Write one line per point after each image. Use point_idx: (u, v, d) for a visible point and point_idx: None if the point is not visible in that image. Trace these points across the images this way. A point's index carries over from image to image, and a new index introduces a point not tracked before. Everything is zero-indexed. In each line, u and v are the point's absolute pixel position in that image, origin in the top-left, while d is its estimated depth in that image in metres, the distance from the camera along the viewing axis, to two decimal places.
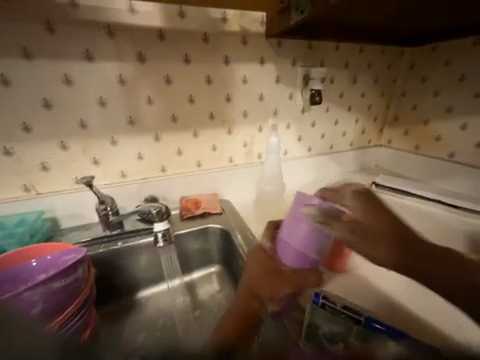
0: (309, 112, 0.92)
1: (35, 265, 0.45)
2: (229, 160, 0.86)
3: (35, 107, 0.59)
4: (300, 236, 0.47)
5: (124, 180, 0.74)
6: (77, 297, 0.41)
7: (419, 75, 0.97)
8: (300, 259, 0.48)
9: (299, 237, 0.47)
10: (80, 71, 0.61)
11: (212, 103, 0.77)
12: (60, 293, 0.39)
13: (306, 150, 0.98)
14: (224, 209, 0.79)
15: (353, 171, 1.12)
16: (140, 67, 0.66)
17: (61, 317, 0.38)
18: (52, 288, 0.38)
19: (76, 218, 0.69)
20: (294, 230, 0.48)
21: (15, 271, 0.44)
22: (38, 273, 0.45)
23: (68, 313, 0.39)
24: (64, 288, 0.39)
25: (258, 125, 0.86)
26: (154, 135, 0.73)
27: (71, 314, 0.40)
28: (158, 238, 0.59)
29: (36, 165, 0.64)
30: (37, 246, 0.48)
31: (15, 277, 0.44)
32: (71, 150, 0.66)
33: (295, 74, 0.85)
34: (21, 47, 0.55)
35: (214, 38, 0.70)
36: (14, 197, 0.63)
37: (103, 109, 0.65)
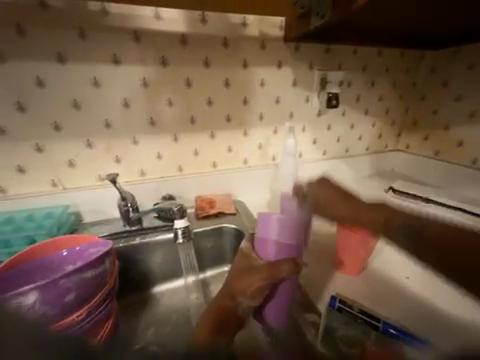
0: (325, 115, 0.92)
1: (65, 255, 0.49)
2: (243, 162, 0.87)
3: (65, 108, 0.63)
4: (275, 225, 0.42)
5: (142, 178, 0.76)
6: (104, 287, 0.43)
7: (441, 78, 0.95)
8: (282, 251, 0.43)
9: (273, 226, 0.42)
10: (107, 74, 0.64)
11: (229, 106, 0.78)
12: (90, 282, 0.41)
13: (320, 153, 0.98)
14: (237, 210, 0.80)
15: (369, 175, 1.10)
16: (163, 71, 0.68)
17: (89, 306, 0.40)
18: (83, 277, 0.40)
19: (97, 213, 0.73)
20: (266, 223, 0.43)
21: (47, 260, 0.47)
22: (65, 264, 0.49)
23: (95, 302, 0.41)
24: (93, 277, 0.41)
25: (274, 127, 0.86)
26: (173, 135, 0.76)
27: (98, 303, 0.41)
28: (178, 234, 0.61)
29: (64, 162, 0.68)
30: (71, 236, 0.51)
31: (48, 265, 0.47)
32: (96, 148, 0.69)
33: (312, 78, 0.85)
34: (56, 52, 0.59)
35: (233, 43, 0.72)
36: (43, 191, 0.67)
37: (127, 110, 0.69)
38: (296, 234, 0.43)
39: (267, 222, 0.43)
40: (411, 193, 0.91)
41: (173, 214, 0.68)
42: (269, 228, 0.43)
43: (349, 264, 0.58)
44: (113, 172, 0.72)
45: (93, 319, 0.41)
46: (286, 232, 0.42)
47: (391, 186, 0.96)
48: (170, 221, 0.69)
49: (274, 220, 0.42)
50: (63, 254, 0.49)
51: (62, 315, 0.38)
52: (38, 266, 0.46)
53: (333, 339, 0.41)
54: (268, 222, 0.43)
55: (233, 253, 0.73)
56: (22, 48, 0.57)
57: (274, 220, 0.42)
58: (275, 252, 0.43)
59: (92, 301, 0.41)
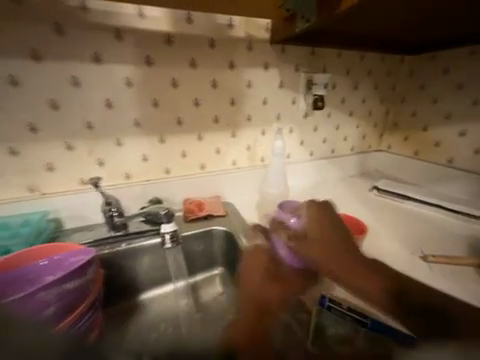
0: (311, 117, 0.94)
1: (43, 266, 0.45)
2: (232, 163, 0.87)
3: (43, 108, 0.60)
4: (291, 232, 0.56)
5: (128, 181, 0.74)
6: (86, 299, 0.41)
7: (419, 81, 1.00)
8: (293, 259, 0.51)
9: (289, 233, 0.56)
10: (88, 73, 0.61)
11: (217, 107, 0.78)
12: (72, 293, 0.39)
13: (308, 154, 0.99)
14: (227, 212, 0.79)
15: (355, 175, 1.13)
16: (148, 71, 0.67)
17: (71, 319, 0.38)
18: (65, 289, 0.37)
19: (79, 219, 0.69)
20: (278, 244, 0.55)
21: (22, 271, 0.43)
22: (43, 275, 0.45)
23: (77, 314, 0.39)
24: (74, 289, 0.39)
25: (262, 129, 0.87)
26: (160, 137, 0.74)
27: (81, 314, 0.39)
28: (166, 239, 0.61)
29: (42, 166, 0.64)
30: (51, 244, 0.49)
31: (20, 278, 0.43)
32: (77, 150, 0.66)
33: (298, 80, 0.86)
34: (32, 49, 0.56)
35: (220, 44, 0.72)
36: (18, 198, 0.63)
37: (110, 111, 0.66)
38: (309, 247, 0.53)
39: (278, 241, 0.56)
40: (394, 192, 0.94)
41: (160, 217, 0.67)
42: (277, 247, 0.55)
43: None
44: (96, 176, 0.69)
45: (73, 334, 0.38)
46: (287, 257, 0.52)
47: (376, 185, 1.00)
48: (158, 225, 0.68)
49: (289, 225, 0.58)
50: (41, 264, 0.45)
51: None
52: (7, 279, 0.42)
53: (323, 335, 0.43)
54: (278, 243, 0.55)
55: (223, 256, 0.72)
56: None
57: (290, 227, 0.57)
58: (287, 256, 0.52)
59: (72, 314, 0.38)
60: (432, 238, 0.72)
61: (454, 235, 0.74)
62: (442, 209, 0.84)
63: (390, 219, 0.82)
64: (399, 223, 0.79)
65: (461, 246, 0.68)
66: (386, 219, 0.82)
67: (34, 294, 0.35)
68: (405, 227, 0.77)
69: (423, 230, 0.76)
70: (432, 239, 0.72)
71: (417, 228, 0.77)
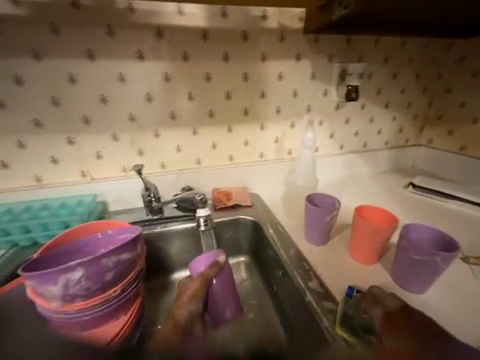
0: (343, 109, 0.91)
1: (99, 239, 0.52)
2: (260, 155, 0.88)
3: (94, 102, 0.67)
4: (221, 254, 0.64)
5: (163, 170, 0.80)
6: (135, 269, 0.47)
7: (470, 69, 0.90)
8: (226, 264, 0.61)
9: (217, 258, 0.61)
10: (132, 70, 0.67)
11: (247, 100, 0.79)
12: (126, 263, 0.44)
13: (337, 148, 0.96)
14: (253, 202, 0.82)
15: (388, 170, 1.07)
16: (185, 66, 0.70)
17: (123, 285, 0.44)
18: (121, 258, 0.43)
19: (121, 202, 0.77)
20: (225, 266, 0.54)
21: (83, 241, 0.51)
22: (98, 247, 0.52)
23: (128, 281, 0.45)
24: (128, 259, 0.45)
25: (291, 121, 0.86)
26: (193, 129, 0.78)
27: (130, 282, 0.46)
28: (200, 222, 0.64)
29: (92, 154, 0.72)
30: (103, 221, 0.54)
31: (82, 247, 0.51)
32: (121, 141, 0.73)
33: (331, 70, 0.84)
34: (86, 49, 0.63)
35: (252, 36, 0.73)
36: (74, 181, 0.72)
37: (150, 105, 0.72)
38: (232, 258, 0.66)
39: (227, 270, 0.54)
40: (434, 190, 0.88)
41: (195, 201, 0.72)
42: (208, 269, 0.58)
43: (364, 255, 0.57)
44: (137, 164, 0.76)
45: (125, 297, 0.45)
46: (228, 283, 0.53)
47: (412, 182, 0.94)
48: (192, 210, 0.73)
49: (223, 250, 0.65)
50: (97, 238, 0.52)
51: (102, 290, 0.42)
52: (74, 246, 0.50)
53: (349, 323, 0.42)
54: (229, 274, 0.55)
55: (249, 244, 0.75)
56: (55, 46, 0.61)
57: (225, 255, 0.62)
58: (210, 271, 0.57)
59: (125, 280, 0.45)
60: (475, 240, 0.67)
61: None
62: None
63: (427, 218, 0.77)
64: (437, 223, 0.74)
65: None
66: (423, 217, 0.77)
67: (99, 260, 0.40)
68: (444, 227, 0.72)
69: (465, 230, 0.70)
70: (474, 240, 0.67)
71: (458, 229, 0.71)
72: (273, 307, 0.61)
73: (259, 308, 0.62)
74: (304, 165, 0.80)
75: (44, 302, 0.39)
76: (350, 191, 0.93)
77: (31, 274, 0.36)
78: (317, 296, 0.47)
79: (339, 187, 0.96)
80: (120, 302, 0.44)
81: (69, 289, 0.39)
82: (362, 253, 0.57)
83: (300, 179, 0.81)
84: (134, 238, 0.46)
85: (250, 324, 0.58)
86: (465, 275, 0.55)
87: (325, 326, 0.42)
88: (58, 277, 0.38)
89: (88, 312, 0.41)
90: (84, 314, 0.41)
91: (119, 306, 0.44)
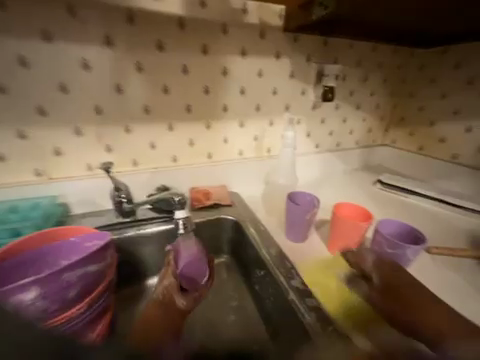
0: (319, 109, 0.93)
1: (60, 248, 0.46)
2: (239, 153, 0.86)
3: (52, 91, 0.59)
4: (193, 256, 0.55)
5: (135, 168, 0.74)
6: (105, 280, 0.42)
7: (428, 77, 0.99)
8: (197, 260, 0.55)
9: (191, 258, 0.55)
10: (98, 56, 0.60)
11: (226, 96, 0.77)
12: (93, 275, 0.39)
13: (313, 146, 0.99)
14: (233, 200, 0.80)
15: (360, 169, 1.14)
16: (159, 56, 0.65)
17: (90, 300, 0.39)
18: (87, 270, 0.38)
19: (87, 204, 0.69)
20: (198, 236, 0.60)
21: (41, 252, 0.44)
22: (60, 257, 0.46)
23: (96, 295, 0.40)
24: (95, 271, 0.40)
25: (270, 119, 0.86)
26: (168, 124, 0.73)
27: (99, 295, 0.41)
28: (179, 225, 0.56)
29: (50, 150, 0.63)
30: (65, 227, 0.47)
31: (39, 258, 0.44)
32: (86, 136, 0.65)
33: (308, 70, 0.85)
34: (41, 28, 0.54)
35: (232, 30, 0.70)
36: (27, 182, 0.63)
37: (119, 96, 0.65)
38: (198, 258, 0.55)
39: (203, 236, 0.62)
40: (398, 186, 0.96)
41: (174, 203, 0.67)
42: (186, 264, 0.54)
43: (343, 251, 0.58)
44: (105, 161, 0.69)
45: (92, 313, 0.40)
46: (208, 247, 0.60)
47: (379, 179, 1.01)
48: (171, 212, 0.68)
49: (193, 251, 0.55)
50: (58, 247, 0.46)
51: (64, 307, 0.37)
52: (28, 259, 0.43)
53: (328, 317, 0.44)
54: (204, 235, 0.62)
55: (229, 243, 0.73)
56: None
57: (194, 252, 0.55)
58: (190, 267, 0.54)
59: (93, 294, 0.40)
60: (434, 231, 0.74)
61: (454, 229, 0.76)
62: (443, 204, 0.87)
63: (393, 213, 0.83)
64: (402, 217, 0.81)
65: (460, 240, 0.71)
66: (390, 212, 0.83)
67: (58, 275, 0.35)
68: (408, 220, 0.79)
69: (425, 223, 0.78)
70: (433, 232, 0.74)
71: (419, 222, 0.78)
72: (255, 307, 0.60)
73: (240, 310, 0.61)
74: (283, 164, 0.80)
75: None
76: (325, 189, 0.97)
77: None
78: (299, 293, 0.47)
79: (315, 185, 0.99)
80: (86, 319, 0.39)
81: (23, 308, 0.34)
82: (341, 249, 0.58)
83: (282, 177, 0.81)
84: (102, 247, 0.41)
85: (232, 326, 0.57)
86: (428, 264, 0.60)
87: (308, 325, 0.42)
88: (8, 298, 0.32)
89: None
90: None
91: (86, 323, 0.39)
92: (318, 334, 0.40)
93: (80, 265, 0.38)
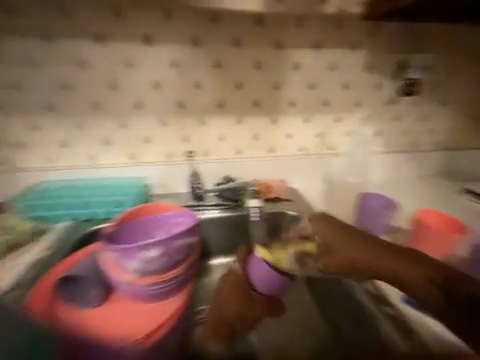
0: (397, 104, 0.83)
1: (157, 220, 0.55)
2: (300, 149, 0.83)
3: (147, 86, 0.69)
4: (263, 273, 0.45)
5: (204, 158, 0.79)
6: (194, 254, 0.49)
7: None
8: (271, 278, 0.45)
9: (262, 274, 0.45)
10: (185, 55, 0.68)
11: (294, 90, 0.76)
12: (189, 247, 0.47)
13: (384, 146, 0.87)
14: (292, 197, 0.78)
15: (438, 176, 0.91)
16: (236, 53, 0.70)
17: (186, 265, 0.46)
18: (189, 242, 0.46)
19: (164, 187, 0.77)
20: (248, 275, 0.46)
21: (144, 221, 0.54)
22: (156, 228, 0.54)
23: (190, 263, 0.47)
24: (192, 243, 0.47)
25: (338, 114, 0.81)
26: (237, 118, 0.76)
27: (191, 263, 0.48)
28: (253, 211, 0.67)
29: (141, 138, 0.74)
30: (160, 204, 0.56)
31: (142, 226, 0.54)
32: (168, 127, 0.74)
33: (389, 60, 0.77)
34: (146, 33, 0.65)
35: (307, 24, 0.71)
36: (122, 164, 0.74)
37: (198, 92, 0.72)
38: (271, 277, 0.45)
39: (255, 268, 0.46)
40: None
41: (241, 193, 0.73)
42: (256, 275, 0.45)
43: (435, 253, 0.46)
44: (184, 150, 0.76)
45: (186, 276, 0.47)
46: (275, 285, 0.45)
47: (473, 190, 0.82)
48: (237, 202, 0.73)
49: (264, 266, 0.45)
50: (156, 219, 0.55)
51: (170, 268, 0.45)
52: (136, 225, 0.53)
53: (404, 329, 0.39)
54: (257, 266, 0.46)
55: None
56: (119, 31, 0.64)
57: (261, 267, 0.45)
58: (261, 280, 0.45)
59: (187, 263, 0.47)
60: None
61: None
62: None
63: None
64: None
65: None
66: None
67: (173, 241, 0.44)
68: None
69: None
70: None
71: None
72: None
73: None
74: None
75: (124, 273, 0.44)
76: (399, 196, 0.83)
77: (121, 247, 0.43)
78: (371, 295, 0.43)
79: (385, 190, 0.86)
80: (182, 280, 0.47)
81: (148, 263, 0.43)
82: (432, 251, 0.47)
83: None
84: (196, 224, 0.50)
85: None
86: None
87: (384, 332, 0.38)
88: (139, 251, 0.44)
89: (154, 287, 0.44)
90: (151, 287, 0.44)
91: (180, 284, 0.47)
92: (399, 347, 0.35)
93: (184, 234, 0.48)
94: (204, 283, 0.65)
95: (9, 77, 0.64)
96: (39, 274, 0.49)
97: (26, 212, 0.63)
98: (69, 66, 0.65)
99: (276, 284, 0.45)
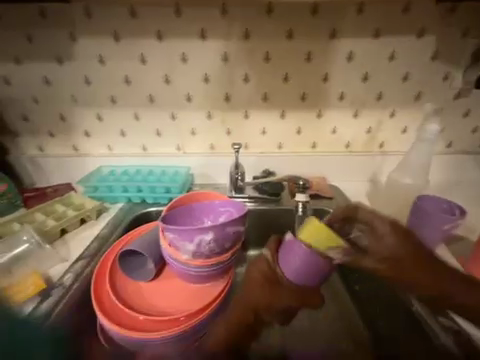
0: (465, 97, 0.72)
1: (205, 207, 0.57)
2: (346, 146, 0.79)
3: (198, 81, 0.72)
4: (298, 263, 0.35)
5: (245, 151, 0.80)
6: (240, 242, 0.49)
7: None
8: (310, 272, 0.35)
9: (297, 264, 0.35)
10: (235, 49, 0.69)
11: (345, 83, 0.72)
12: (237, 235, 0.48)
13: (443, 145, 0.77)
14: (333, 194, 0.75)
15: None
16: (287, 44, 0.69)
17: (232, 252, 0.48)
18: (237, 230, 0.47)
19: (205, 177, 0.81)
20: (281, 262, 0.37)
21: (192, 208, 0.57)
22: (203, 215, 0.57)
23: (236, 250, 0.48)
24: (240, 232, 0.48)
25: (392, 109, 0.74)
26: (281, 112, 0.75)
27: (236, 251, 0.49)
28: (298, 207, 0.61)
29: (188, 130, 0.78)
30: (207, 192, 0.58)
31: (190, 212, 0.57)
32: (214, 119, 0.76)
33: (462, 48, 0.68)
34: (201, 28, 0.68)
35: (368, 10, 0.65)
36: (169, 153, 0.80)
37: (245, 85, 0.73)
38: (311, 269, 0.35)
39: (290, 254, 0.35)
40: None
41: (280, 188, 0.74)
42: (290, 265, 0.36)
43: None
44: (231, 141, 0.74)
45: (231, 263, 0.48)
46: (319, 269, 0.35)
47: None
48: (276, 196, 0.73)
49: (302, 256, 0.34)
50: (203, 206, 0.57)
51: (218, 254, 0.46)
52: (185, 211, 0.56)
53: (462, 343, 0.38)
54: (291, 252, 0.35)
55: None
56: (177, 27, 0.68)
57: (298, 257, 0.35)
58: (295, 272, 0.35)
59: (234, 249, 0.48)
60: None
61: None
62: None
63: None
64: None
65: None
66: None
67: (224, 227, 0.45)
68: None
69: None
70: None
71: None
72: None
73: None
74: (418, 159, 0.62)
75: (177, 253, 0.46)
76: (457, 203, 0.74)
77: (175, 229, 0.44)
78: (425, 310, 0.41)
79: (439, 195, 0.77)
80: (227, 266, 0.48)
81: (199, 247, 0.45)
82: None
83: (408, 176, 0.63)
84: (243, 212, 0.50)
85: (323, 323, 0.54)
86: None
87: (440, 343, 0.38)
88: (195, 234, 0.44)
89: (204, 269, 0.46)
90: (200, 269, 0.46)
91: (225, 269, 0.48)
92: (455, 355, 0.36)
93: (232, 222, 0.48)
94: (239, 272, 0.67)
95: (83, 72, 0.73)
96: (103, 246, 0.55)
97: (88, 192, 0.70)
98: (132, 62, 0.71)
99: (315, 273, 0.35)
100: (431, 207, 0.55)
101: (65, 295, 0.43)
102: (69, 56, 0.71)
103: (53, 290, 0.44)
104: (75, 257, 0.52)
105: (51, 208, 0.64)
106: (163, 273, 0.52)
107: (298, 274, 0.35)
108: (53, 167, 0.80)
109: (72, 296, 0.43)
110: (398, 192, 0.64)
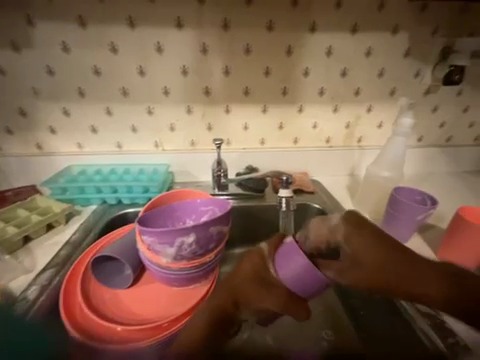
0: (434, 94, 0.77)
1: (186, 207, 0.55)
2: (326, 141, 0.80)
3: (176, 73, 0.69)
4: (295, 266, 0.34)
5: (227, 147, 0.78)
6: (224, 241, 0.47)
7: None
8: (305, 282, 0.34)
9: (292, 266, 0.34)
10: (214, 40, 0.66)
11: (324, 78, 0.72)
12: (222, 235, 0.46)
13: (414, 139, 0.82)
14: (315, 189, 0.76)
15: (467, 171, 0.86)
16: (268, 37, 0.67)
17: (217, 253, 0.46)
18: (221, 229, 0.45)
19: (187, 175, 0.78)
20: (279, 261, 0.35)
21: (172, 208, 0.54)
22: (185, 215, 0.55)
23: (220, 250, 0.47)
24: (224, 231, 0.46)
25: (369, 104, 0.76)
26: (262, 106, 0.74)
27: (220, 251, 0.47)
28: (283, 203, 0.61)
29: (166, 126, 0.74)
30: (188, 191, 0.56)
31: (171, 212, 0.54)
32: (194, 114, 0.73)
33: (431, 46, 0.71)
34: (177, 16, 0.64)
35: (346, 4, 0.66)
36: (147, 150, 0.75)
37: (226, 78, 0.70)
38: (306, 277, 0.33)
39: (291, 256, 0.34)
40: None
41: (263, 184, 0.73)
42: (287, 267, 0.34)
43: (466, 248, 0.47)
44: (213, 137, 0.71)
45: (215, 263, 0.47)
46: (310, 279, 0.33)
47: None
48: (260, 192, 0.72)
49: (298, 256, 0.34)
50: (185, 206, 0.55)
51: (201, 255, 0.44)
52: (166, 212, 0.53)
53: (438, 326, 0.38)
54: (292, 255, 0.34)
55: None
56: (151, 15, 0.64)
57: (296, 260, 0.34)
58: (291, 276, 0.34)
59: (219, 249, 0.46)
60: None
61: None
62: None
63: None
64: None
65: None
66: None
67: (208, 227, 0.43)
68: None
69: None
70: None
71: None
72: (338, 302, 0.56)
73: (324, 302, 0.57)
74: (395, 152, 0.63)
75: (157, 257, 0.43)
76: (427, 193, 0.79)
77: (156, 232, 0.41)
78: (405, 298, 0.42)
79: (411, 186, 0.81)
80: (212, 267, 0.46)
81: (182, 250, 0.42)
82: (462, 245, 0.47)
83: (386, 170, 0.65)
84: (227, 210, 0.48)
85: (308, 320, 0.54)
86: None
87: (428, 339, 0.37)
88: (176, 237, 0.41)
89: (187, 271, 0.44)
90: (183, 272, 0.44)
91: (209, 271, 0.46)
92: (440, 350, 0.35)
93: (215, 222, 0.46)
94: (224, 271, 0.65)
95: (45, 61, 0.65)
96: (74, 253, 0.51)
97: (56, 194, 0.64)
98: (101, 51, 0.65)
99: (308, 283, 0.34)
100: (404, 198, 0.58)
101: (30, 309, 0.39)
102: (26, 41, 0.63)
103: (15, 306, 0.39)
104: (42, 267, 0.47)
105: (12, 213, 0.57)
106: (142, 278, 0.49)
107: (292, 277, 0.34)
108: (13, 168, 0.71)
109: (40, 310, 0.39)
110: (377, 186, 0.66)
